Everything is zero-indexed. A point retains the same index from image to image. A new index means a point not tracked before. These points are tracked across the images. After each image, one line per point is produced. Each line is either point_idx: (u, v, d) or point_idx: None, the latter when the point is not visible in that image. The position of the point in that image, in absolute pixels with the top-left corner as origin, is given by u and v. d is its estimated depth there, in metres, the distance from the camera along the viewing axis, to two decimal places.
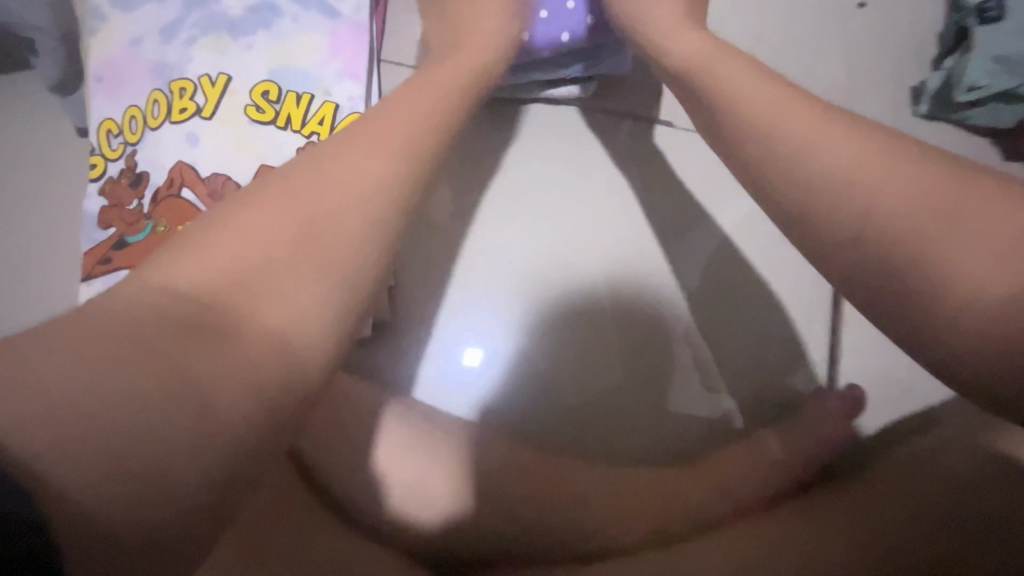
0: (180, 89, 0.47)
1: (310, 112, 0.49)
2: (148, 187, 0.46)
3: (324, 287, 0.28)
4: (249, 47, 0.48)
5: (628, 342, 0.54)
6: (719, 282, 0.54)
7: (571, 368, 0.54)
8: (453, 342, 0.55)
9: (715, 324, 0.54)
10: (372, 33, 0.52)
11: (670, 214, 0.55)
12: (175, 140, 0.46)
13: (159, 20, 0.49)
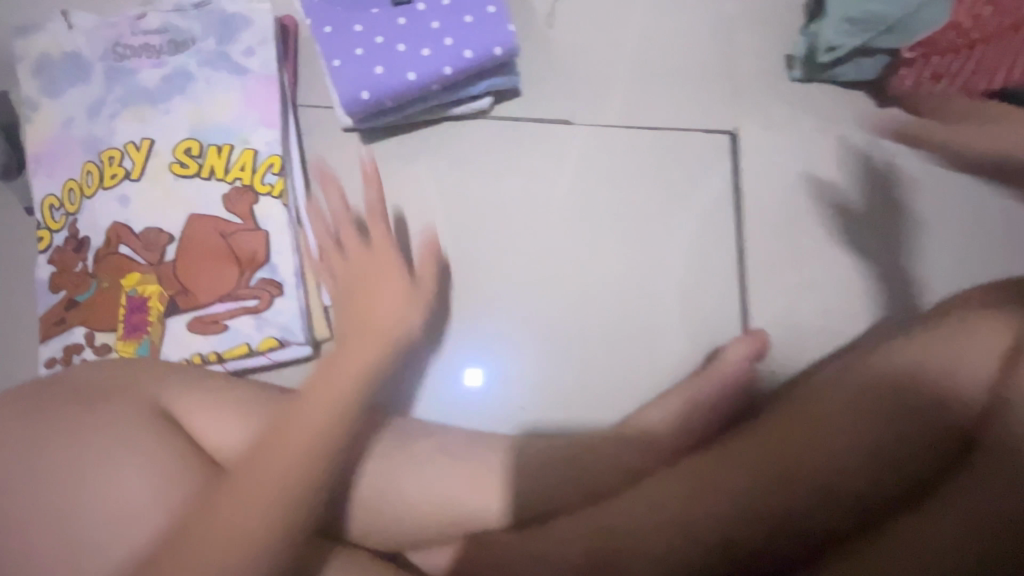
0: (108, 157, 0.52)
1: (230, 161, 0.54)
2: (89, 249, 0.50)
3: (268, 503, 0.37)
4: (168, 110, 0.54)
5: (621, 330, 0.60)
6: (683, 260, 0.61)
7: (529, 354, 0.60)
8: (457, 366, 0.60)
9: (675, 301, 0.60)
10: (281, 83, 0.58)
11: (612, 213, 0.62)
12: (109, 204, 0.51)
13: (86, 100, 0.54)
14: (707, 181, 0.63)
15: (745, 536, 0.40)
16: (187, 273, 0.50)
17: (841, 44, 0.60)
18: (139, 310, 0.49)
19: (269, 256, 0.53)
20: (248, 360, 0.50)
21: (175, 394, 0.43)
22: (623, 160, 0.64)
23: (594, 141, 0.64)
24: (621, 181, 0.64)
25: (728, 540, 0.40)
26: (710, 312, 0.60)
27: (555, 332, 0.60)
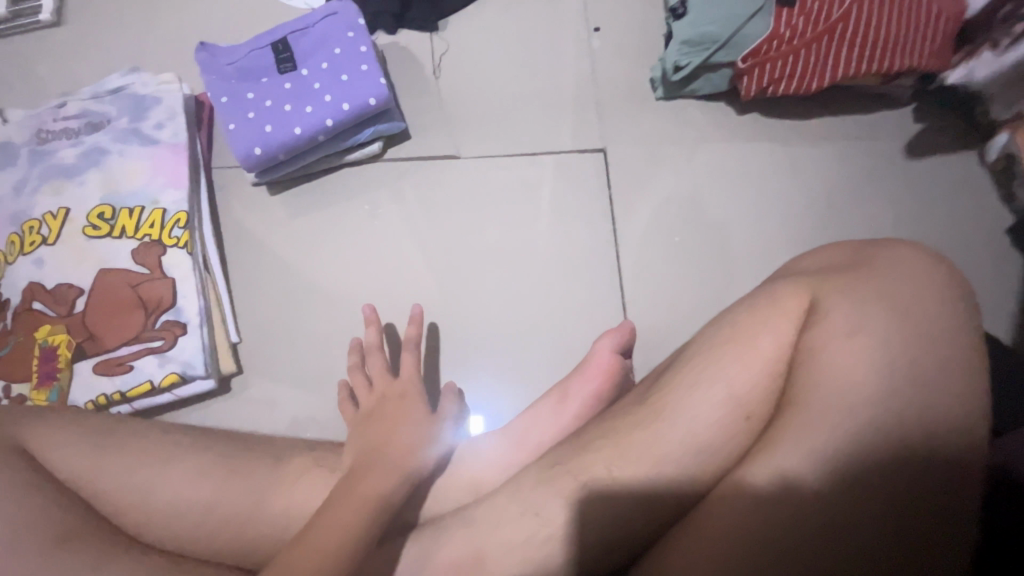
0: (29, 227, 0.58)
1: (140, 220, 0.60)
2: (7, 309, 0.56)
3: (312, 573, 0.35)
4: (84, 182, 0.61)
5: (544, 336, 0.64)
6: (568, 267, 0.67)
7: (438, 369, 0.64)
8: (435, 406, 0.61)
9: (565, 302, 0.65)
10: (188, 151, 0.65)
11: (507, 229, 0.68)
12: (27, 267, 0.57)
13: (13, 180, 0.61)
14: (585, 194, 0.69)
15: (622, 523, 0.41)
16: (95, 321, 0.55)
17: (686, 63, 0.67)
18: (50, 358, 0.54)
19: (175, 300, 0.58)
20: (152, 396, 0.55)
21: (48, 439, 0.42)
22: (572, 190, 0.69)
23: (557, 175, 0.70)
24: (563, 207, 0.68)
25: (608, 529, 0.41)
26: (595, 308, 0.65)
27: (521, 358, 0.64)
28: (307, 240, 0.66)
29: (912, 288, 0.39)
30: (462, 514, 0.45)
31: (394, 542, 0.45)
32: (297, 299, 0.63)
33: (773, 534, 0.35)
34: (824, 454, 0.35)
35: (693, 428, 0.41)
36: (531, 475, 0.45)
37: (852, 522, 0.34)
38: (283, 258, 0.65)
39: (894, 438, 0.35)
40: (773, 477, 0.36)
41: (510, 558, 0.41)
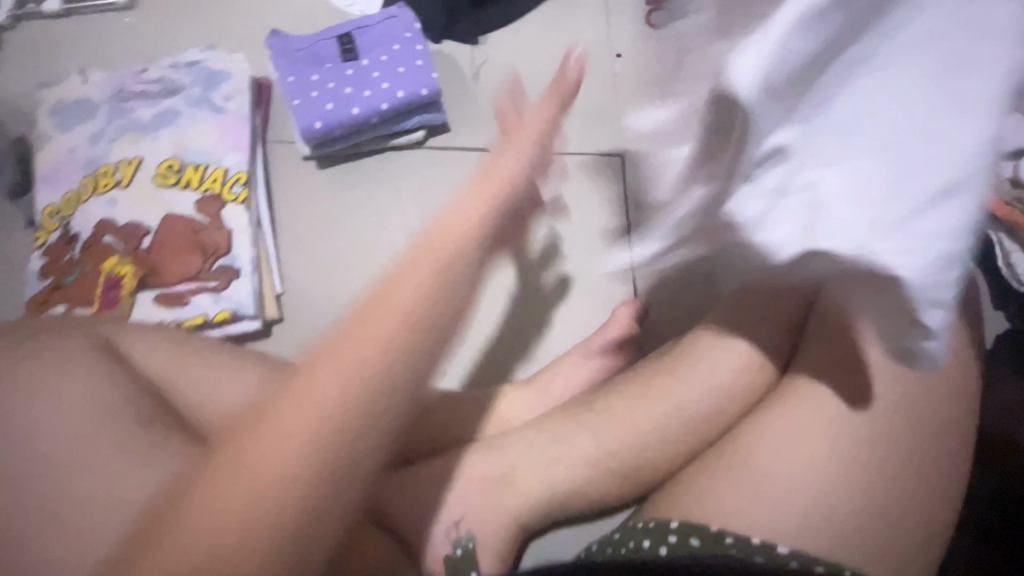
0: (103, 172, 0.64)
1: (204, 176, 0.66)
2: (78, 241, 0.61)
3: (289, 443, 0.29)
4: (156, 138, 0.67)
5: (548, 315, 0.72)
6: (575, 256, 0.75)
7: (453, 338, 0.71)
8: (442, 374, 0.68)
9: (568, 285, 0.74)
10: (252, 121, 0.72)
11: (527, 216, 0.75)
12: (100, 206, 0.62)
13: (91, 131, 0.67)
14: (600, 191, 0.77)
15: (648, 463, 0.47)
16: (158, 257, 0.61)
17: None
18: (114, 285, 0.59)
19: (230, 248, 0.63)
20: (203, 330, 0.60)
21: (133, 337, 0.47)
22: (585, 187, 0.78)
23: (575, 172, 0.78)
24: (576, 204, 0.77)
25: (637, 466, 0.47)
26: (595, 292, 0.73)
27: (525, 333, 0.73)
28: (350, 213, 0.72)
29: None
30: (491, 442, 0.50)
31: (428, 465, 0.50)
32: (338, 262, 0.69)
33: (791, 465, 0.42)
34: (834, 401, 0.43)
35: (717, 379, 0.47)
36: (555, 413, 0.51)
37: (855, 457, 0.41)
38: (327, 226, 0.71)
39: (889, 388, 0.43)
40: (791, 421, 0.43)
41: (536, 476, 0.47)
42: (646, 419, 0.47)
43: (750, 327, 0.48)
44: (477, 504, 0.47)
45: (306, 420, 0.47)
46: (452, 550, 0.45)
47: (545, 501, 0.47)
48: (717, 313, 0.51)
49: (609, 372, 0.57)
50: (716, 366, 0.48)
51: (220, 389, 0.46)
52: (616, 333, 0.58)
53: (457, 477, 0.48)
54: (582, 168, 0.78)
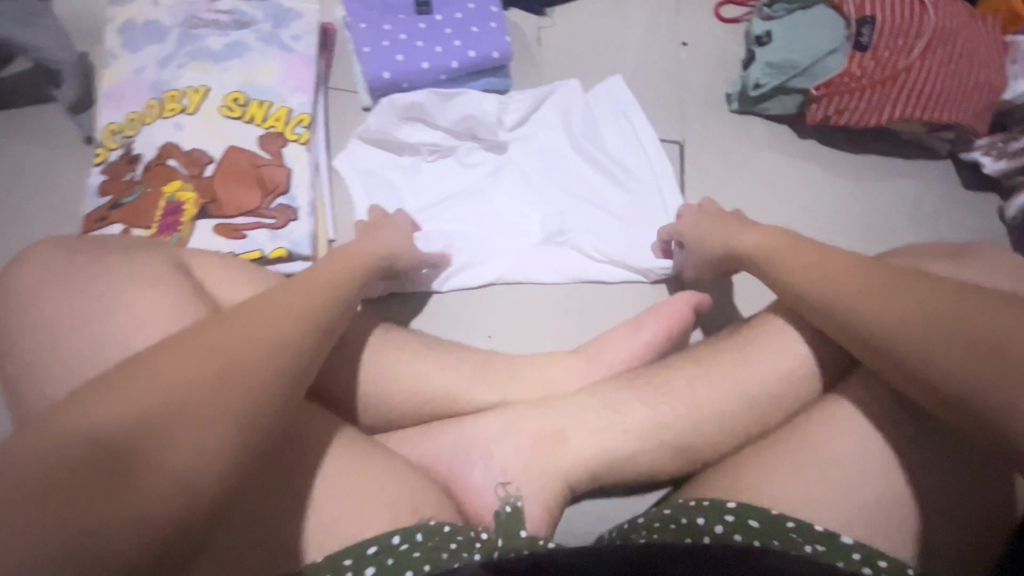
0: (170, 96, 0.64)
1: (269, 112, 0.65)
2: (141, 162, 0.61)
3: None
4: (224, 69, 0.66)
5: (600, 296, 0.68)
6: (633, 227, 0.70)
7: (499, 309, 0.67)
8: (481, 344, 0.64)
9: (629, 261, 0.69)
10: (317, 64, 0.70)
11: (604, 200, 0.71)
12: (165, 129, 0.62)
13: (158, 54, 0.66)
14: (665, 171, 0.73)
15: (697, 442, 0.49)
16: (220, 188, 0.61)
17: (765, 83, 0.76)
18: (176, 211, 0.59)
19: (289, 187, 0.63)
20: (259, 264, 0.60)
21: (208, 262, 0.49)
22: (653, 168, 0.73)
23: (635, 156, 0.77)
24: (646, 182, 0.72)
25: (687, 443, 0.49)
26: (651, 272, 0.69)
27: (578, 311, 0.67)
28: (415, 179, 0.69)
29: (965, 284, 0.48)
30: (543, 404, 0.52)
31: (481, 417, 0.51)
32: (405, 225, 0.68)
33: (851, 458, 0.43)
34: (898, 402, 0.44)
35: (783, 365, 0.50)
36: (607, 383, 0.52)
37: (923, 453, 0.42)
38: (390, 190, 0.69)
39: None
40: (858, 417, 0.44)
41: (588, 441, 0.49)
42: (710, 393, 0.49)
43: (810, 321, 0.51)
44: (524, 460, 0.49)
45: (375, 365, 0.50)
46: (501, 507, 0.45)
47: (596, 463, 0.50)
48: (782, 309, 0.53)
49: (662, 351, 0.57)
50: (765, 360, 0.50)
51: None
52: (669, 317, 0.58)
53: (511, 433, 0.50)
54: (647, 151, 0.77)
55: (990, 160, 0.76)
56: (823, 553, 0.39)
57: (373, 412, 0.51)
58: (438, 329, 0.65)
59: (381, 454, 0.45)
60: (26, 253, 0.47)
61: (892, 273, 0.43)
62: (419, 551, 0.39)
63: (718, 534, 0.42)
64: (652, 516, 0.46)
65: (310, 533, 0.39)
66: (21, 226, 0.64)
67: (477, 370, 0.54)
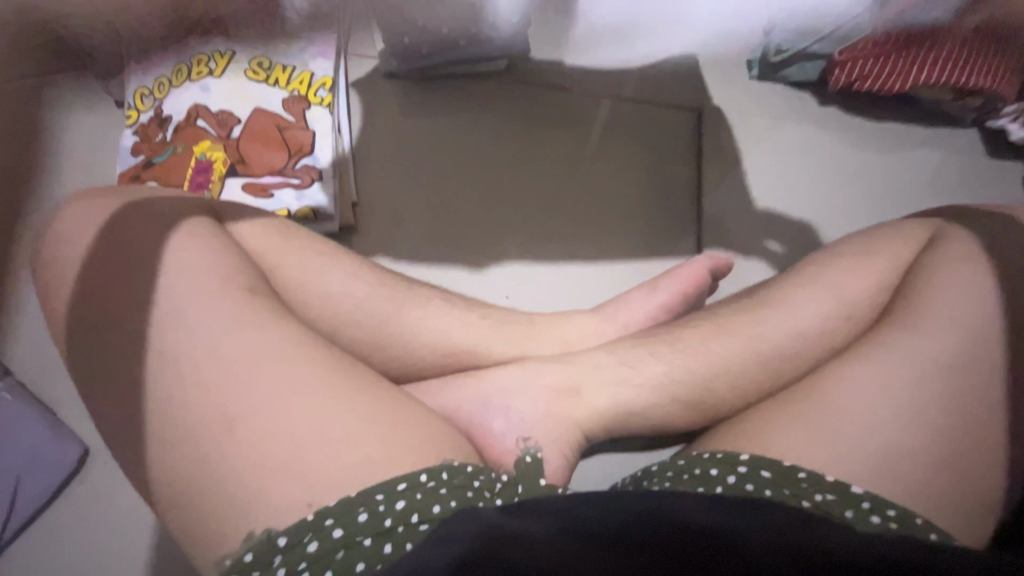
0: (197, 60, 0.65)
1: (292, 76, 0.67)
2: (170, 124, 0.63)
3: None
4: (249, 33, 0.67)
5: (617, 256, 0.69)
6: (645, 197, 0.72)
7: (518, 271, 0.68)
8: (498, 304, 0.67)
9: (643, 228, 0.71)
10: (339, 29, 0.71)
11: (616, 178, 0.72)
12: (193, 92, 0.64)
13: (184, 19, 0.68)
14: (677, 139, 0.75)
15: (710, 397, 0.51)
16: (246, 149, 0.63)
17: (788, 47, 0.76)
18: (205, 171, 0.61)
19: (313, 149, 0.64)
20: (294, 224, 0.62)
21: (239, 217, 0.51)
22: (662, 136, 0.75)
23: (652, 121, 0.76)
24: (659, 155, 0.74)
25: (700, 398, 0.51)
26: (663, 235, 0.71)
27: (595, 275, 0.68)
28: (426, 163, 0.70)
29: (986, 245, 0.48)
30: (561, 358, 0.53)
31: (501, 370, 0.53)
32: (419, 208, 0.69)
33: (862, 410, 0.44)
34: (912, 359, 0.45)
35: (799, 323, 0.51)
36: (624, 340, 0.54)
37: (935, 408, 0.43)
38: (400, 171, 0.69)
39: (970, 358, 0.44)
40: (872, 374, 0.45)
41: (605, 393, 0.51)
42: (725, 349, 0.51)
43: (824, 280, 0.52)
44: (542, 411, 0.51)
45: (400, 320, 0.52)
46: (521, 457, 0.47)
47: (611, 416, 0.51)
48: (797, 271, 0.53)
49: (681, 309, 0.58)
50: (779, 318, 0.51)
51: (316, 283, 0.50)
52: (684, 279, 0.59)
53: (530, 385, 0.52)
54: (665, 119, 0.76)
55: (1016, 129, 0.75)
56: (831, 503, 0.41)
57: (398, 363, 0.53)
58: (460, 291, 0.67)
59: (405, 401, 0.47)
60: (66, 205, 0.49)
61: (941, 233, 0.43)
62: (446, 488, 0.41)
63: (730, 483, 0.43)
64: (666, 466, 0.48)
65: (339, 469, 0.41)
66: (57, 187, 0.66)
67: (496, 327, 0.55)
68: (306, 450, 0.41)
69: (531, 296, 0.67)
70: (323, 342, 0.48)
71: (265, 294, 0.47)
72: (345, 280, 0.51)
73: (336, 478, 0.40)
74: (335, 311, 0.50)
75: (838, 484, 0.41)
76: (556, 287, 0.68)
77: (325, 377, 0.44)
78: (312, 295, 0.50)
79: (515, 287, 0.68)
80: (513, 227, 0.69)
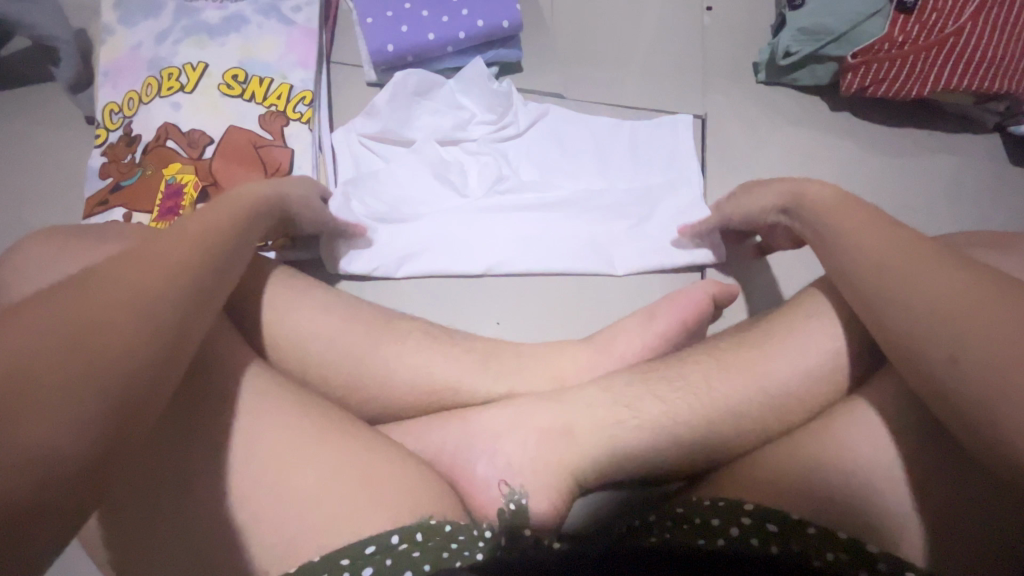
0: (168, 74, 0.62)
1: (269, 90, 0.63)
2: (139, 144, 0.60)
3: None
4: (223, 44, 0.64)
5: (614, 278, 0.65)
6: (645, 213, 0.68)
7: (508, 295, 0.64)
8: (488, 332, 0.63)
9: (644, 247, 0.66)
10: (320, 37, 0.67)
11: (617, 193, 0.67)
12: (163, 109, 0.60)
13: (155, 30, 0.64)
14: (681, 147, 0.70)
15: (712, 441, 0.47)
16: (220, 169, 0.59)
17: (797, 51, 0.71)
18: (176, 194, 0.57)
19: (292, 169, 0.61)
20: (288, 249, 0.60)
21: None
22: (667, 147, 0.70)
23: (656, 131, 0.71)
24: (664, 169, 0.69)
25: (701, 441, 0.47)
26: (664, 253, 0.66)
27: (592, 299, 0.65)
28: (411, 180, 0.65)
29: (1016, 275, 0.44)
30: (552, 396, 0.50)
31: (488, 410, 0.50)
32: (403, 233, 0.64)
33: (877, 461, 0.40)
34: None
35: (809, 360, 0.47)
36: (619, 376, 0.50)
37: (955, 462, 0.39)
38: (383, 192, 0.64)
39: None
40: None
41: (598, 435, 0.48)
42: (730, 388, 0.47)
43: (836, 312, 0.48)
44: (531, 456, 0.47)
45: (380, 357, 0.49)
46: (504, 505, 0.44)
47: (605, 460, 0.48)
48: (805, 302, 0.50)
49: (682, 338, 0.55)
50: (787, 354, 0.47)
51: (289, 320, 0.47)
52: (683, 307, 0.55)
53: (518, 427, 0.48)
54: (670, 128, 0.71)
55: None
56: (845, 563, 0.37)
57: (377, 402, 0.50)
58: (448, 316, 0.64)
59: (383, 445, 0.44)
60: (20, 241, 0.46)
61: (956, 257, 0.39)
62: (420, 551, 0.37)
63: (733, 535, 0.40)
64: (662, 516, 0.44)
65: (309, 533, 0.38)
66: (26, 209, 0.63)
67: (483, 361, 0.52)
68: (277, 514, 0.38)
69: (521, 322, 0.64)
70: (296, 386, 0.45)
71: (232, 335, 0.44)
72: (318, 315, 0.48)
73: (303, 543, 0.38)
74: (309, 350, 0.47)
75: (850, 542, 0.38)
76: (549, 312, 0.64)
77: (293, 430, 0.41)
78: (284, 334, 0.47)
79: (506, 313, 0.64)
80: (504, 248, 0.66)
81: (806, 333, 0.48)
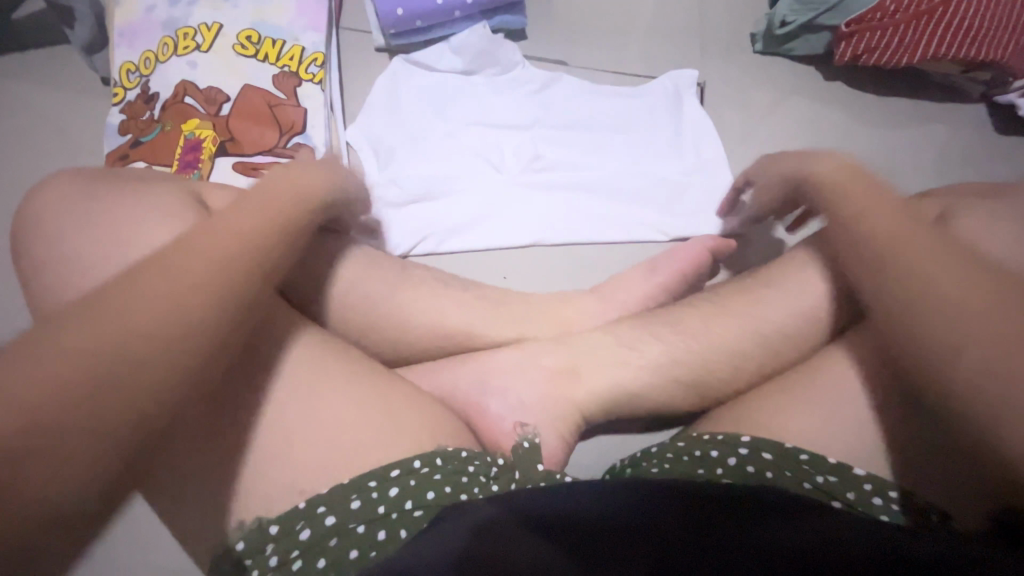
0: (183, 34, 0.63)
1: (282, 51, 0.64)
2: (158, 102, 0.61)
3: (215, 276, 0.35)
4: (236, 6, 0.65)
5: (616, 233, 0.68)
6: (645, 172, 0.70)
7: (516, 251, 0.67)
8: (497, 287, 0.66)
9: (646, 204, 0.69)
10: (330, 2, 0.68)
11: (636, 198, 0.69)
12: (181, 69, 0.62)
13: None
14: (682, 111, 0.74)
15: (709, 380, 0.50)
16: (236, 127, 0.61)
17: (793, 20, 0.73)
18: (194, 150, 0.60)
19: (305, 128, 0.63)
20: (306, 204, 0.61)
21: (230, 202, 0.50)
22: (665, 113, 0.73)
23: (660, 97, 0.74)
24: (666, 133, 0.72)
25: (698, 381, 0.50)
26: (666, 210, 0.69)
27: (597, 256, 0.67)
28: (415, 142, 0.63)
29: (997, 222, 0.47)
30: (560, 340, 0.53)
31: (500, 352, 0.53)
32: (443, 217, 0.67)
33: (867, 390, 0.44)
34: None
35: (802, 304, 0.50)
36: (624, 322, 0.53)
37: None
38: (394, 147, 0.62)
39: None
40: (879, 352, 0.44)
41: (604, 374, 0.51)
42: (727, 330, 0.51)
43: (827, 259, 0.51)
44: (542, 393, 0.50)
45: (397, 302, 0.52)
46: (519, 442, 0.47)
47: (610, 397, 0.51)
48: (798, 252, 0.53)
49: (685, 287, 0.58)
50: (779, 298, 0.50)
51: (308, 265, 0.49)
52: (682, 258, 0.58)
53: (528, 366, 0.52)
54: (675, 94, 0.74)
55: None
56: (832, 485, 0.41)
57: (392, 344, 0.52)
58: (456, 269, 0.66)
59: (400, 382, 0.47)
60: (45, 184, 0.48)
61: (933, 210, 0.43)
62: (440, 475, 0.41)
63: (730, 465, 0.43)
64: (661, 450, 0.48)
65: (334, 456, 0.40)
66: (43, 165, 0.65)
67: (494, 308, 0.55)
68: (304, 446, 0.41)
69: (527, 277, 0.66)
70: (318, 325, 0.47)
71: None
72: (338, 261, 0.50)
73: (325, 464, 0.40)
74: (331, 293, 0.50)
75: (834, 467, 0.41)
76: (554, 267, 0.67)
77: (314, 369, 0.43)
78: (306, 281, 0.49)
79: (512, 269, 0.67)
80: (511, 207, 0.68)
81: (796, 280, 0.51)
